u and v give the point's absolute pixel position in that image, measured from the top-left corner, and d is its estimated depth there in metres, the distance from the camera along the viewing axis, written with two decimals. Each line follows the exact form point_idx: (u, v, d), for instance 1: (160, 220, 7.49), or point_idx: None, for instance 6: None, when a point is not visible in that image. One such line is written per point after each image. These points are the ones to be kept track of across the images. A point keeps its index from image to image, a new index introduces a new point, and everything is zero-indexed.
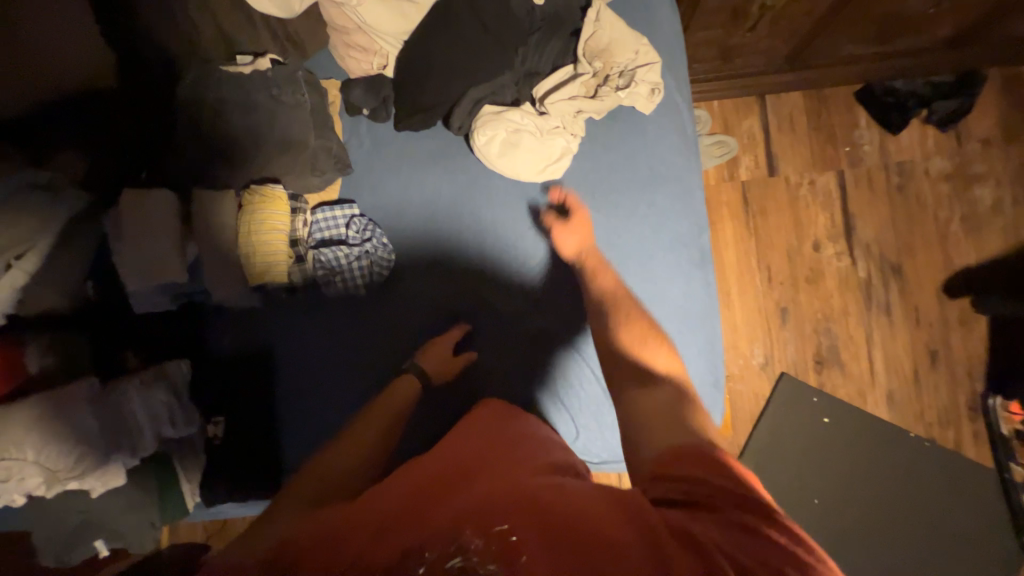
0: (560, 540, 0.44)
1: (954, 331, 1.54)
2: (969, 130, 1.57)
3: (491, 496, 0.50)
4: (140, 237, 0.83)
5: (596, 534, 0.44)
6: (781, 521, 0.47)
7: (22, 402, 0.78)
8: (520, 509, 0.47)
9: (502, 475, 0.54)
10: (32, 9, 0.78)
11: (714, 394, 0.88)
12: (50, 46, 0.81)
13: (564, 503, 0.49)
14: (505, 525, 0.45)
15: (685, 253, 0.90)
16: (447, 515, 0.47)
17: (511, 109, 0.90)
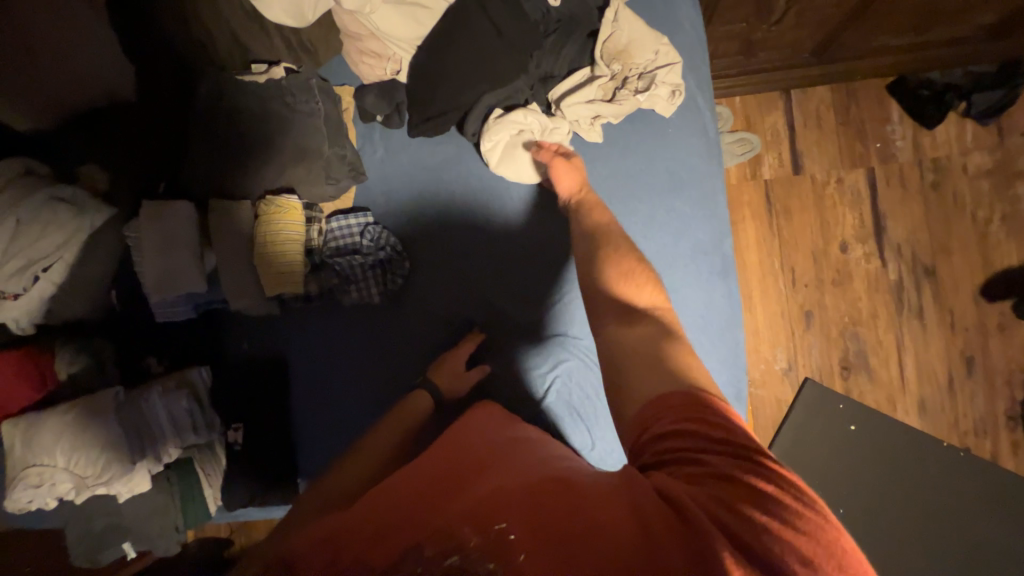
0: (560, 537, 0.43)
1: (992, 336, 1.46)
2: (1012, 123, 1.48)
3: (494, 493, 0.49)
4: (161, 249, 0.84)
5: (595, 529, 0.43)
6: (767, 464, 0.45)
7: (56, 409, 0.83)
8: (519, 504, 0.46)
9: (507, 470, 0.54)
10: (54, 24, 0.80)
11: (737, 407, 0.84)
12: (71, 60, 0.82)
13: (562, 496, 0.48)
14: (503, 523, 0.44)
15: (707, 261, 0.86)
16: (448, 512, 0.47)
17: (516, 109, 0.89)
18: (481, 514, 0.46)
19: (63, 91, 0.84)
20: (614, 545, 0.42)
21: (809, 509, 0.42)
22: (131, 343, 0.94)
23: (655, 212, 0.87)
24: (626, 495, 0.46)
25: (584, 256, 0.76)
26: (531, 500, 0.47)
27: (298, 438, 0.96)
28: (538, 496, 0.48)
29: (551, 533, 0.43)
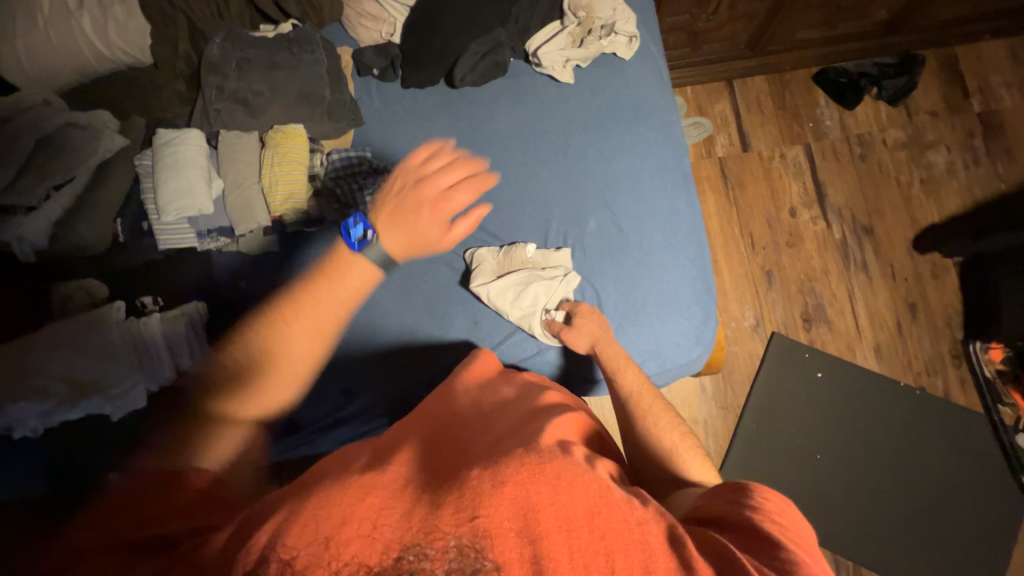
0: (577, 530, 0.43)
1: (928, 285, 1.63)
2: (918, 105, 1.72)
3: (506, 469, 0.48)
4: (172, 172, 0.91)
5: (607, 526, 0.44)
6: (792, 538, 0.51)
7: (60, 321, 0.88)
8: (530, 481, 0.46)
9: (513, 445, 0.54)
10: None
11: (706, 299, 0.95)
12: (107, 28, 0.96)
13: (582, 482, 0.47)
14: (506, 520, 0.42)
15: (670, 174, 0.99)
16: (450, 494, 0.45)
17: (545, 270, 0.93)
18: (494, 502, 0.44)
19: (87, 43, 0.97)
20: (629, 542, 0.43)
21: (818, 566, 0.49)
22: (126, 271, 0.97)
23: (623, 136, 1.00)
24: (654, 512, 0.48)
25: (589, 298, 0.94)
26: (543, 477, 0.47)
27: None
28: (547, 471, 0.47)
29: (572, 523, 0.43)
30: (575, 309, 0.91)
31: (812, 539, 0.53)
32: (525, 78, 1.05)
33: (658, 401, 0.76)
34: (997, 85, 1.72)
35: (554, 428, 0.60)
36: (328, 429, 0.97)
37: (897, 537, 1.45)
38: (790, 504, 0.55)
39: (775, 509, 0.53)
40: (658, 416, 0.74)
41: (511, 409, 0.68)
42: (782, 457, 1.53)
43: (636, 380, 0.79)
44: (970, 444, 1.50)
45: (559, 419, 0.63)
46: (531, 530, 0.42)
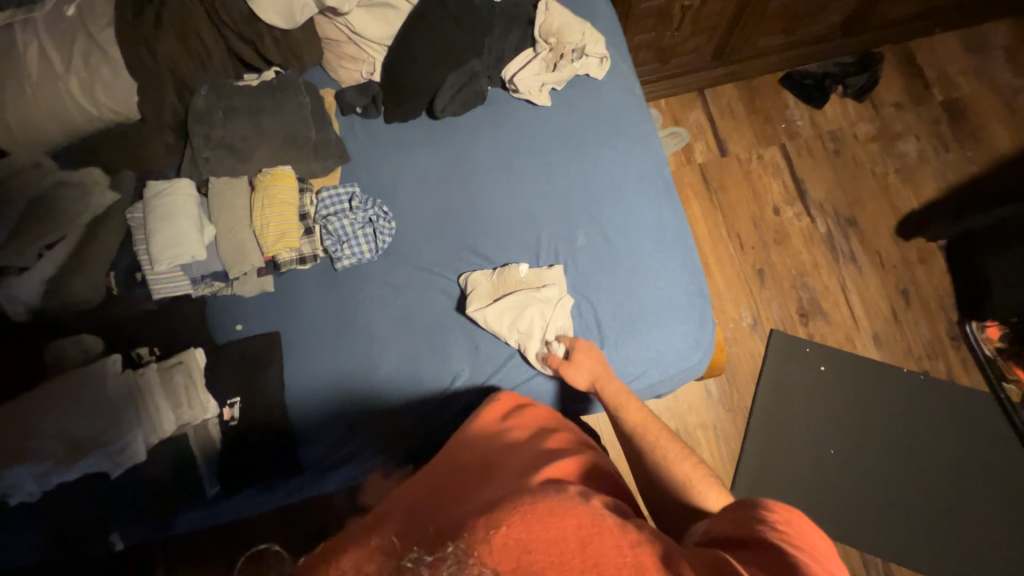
0: (569, 561, 0.45)
1: (917, 270, 1.65)
2: (882, 98, 1.79)
3: (498, 511, 0.51)
4: (163, 222, 0.91)
5: (600, 551, 0.46)
6: (801, 549, 0.51)
7: (55, 379, 0.87)
8: (522, 523, 0.48)
9: (512, 489, 0.57)
10: (92, 62, 1.02)
11: (701, 302, 0.96)
12: (97, 89, 1.02)
13: (576, 513, 0.49)
14: (498, 539, 0.47)
15: (653, 183, 1.01)
16: (453, 530, 0.52)
17: (539, 289, 0.94)
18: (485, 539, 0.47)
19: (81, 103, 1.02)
20: (622, 566, 0.45)
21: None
22: (116, 324, 0.96)
23: (603, 152, 1.03)
24: (650, 536, 0.49)
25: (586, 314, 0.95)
26: (535, 514, 0.49)
27: (291, 405, 0.98)
28: (540, 509, 0.49)
29: (565, 554, 0.45)
30: (574, 346, 0.89)
31: (827, 549, 0.53)
32: (503, 104, 1.09)
33: (665, 434, 0.76)
34: (954, 75, 1.79)
35: (555, 472, 0.62)
36: (334, 467, 0.95)
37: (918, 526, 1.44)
38: (800, 514, 0.56)
39: (782, 521, 0.54)
40: (667, 447, 0.74)
41: (518, 448, 0.71)
42: (793, 455, 1.52)
43: (640, 415, 0.79)
44: (978, 424, 1.51)
45: (561, 461, 0.65)
46: (524, 564, 0.44)
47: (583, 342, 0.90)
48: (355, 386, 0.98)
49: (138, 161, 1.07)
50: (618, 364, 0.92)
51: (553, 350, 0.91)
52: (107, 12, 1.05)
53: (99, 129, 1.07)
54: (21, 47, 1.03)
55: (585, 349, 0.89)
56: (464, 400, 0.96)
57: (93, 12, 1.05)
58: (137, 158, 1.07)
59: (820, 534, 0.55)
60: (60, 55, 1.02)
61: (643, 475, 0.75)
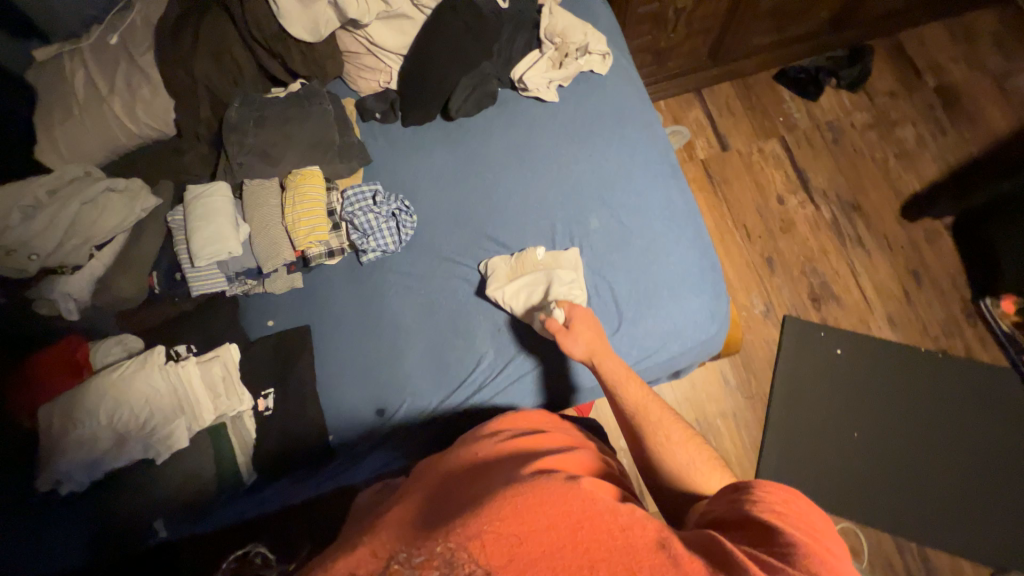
0: (562, 549, 0.46)
1: (925, 250, 1.67)
2: (876, 88, 1.85)
3: (488, 502, 0.51)
4: (202, 220, 0.97)
5: (590, 537, 0.47)
6: (799, 529, 0.52)
7: (100, 372, 0.92)
8: (513, 515, 0.48)
9: (502, 483, 0.57)
10: (137, 85, 1.12)
11: (714, 276, 0.99)
12: (140, 109, 1.12)
13: (566, 498, 0.51)
14: (486, 534, 0.47)
15: (660, 167, 1.06)
16: (441, 527, 0.51)
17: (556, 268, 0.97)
18: (476, 532, 0.47)
19: (127, 122, 1.13)
20: (614, 549, 0.46)
21: (827, 554, 0.50)
22: (157, 325, 1.02)
23: (610, 141, 1.08)
24: (642, 516, 0.51)
25: (604, 292, 0.98)
26: (525, 504, 0.49)
27: (323, 394, 1.02)
28: (529, 498, 0.50)
29: (555, 541, 0.46)
30: (573, 315, 0.89)
31: (825, 525, 0.54)
32: (514, 102, 1.15)
33: (667, 414, 0.76)
34: (945, 63, 1.85)
35: (550, 465, 0.63)
36: (366, 452, 0.98)
37: (947, 507, 1.42)
38: (795, 491, 0.57)
39: (777, 500, 0.56)
40: (668, 429, 0.75)
41: (509, 449, 0.70)
42: (816, 440, 1.51)
43: (640, 395, 0.78)
44: (1002, 400, 1.50)
45: (555, 459, 0.65)
46: (518, 554, 0.45)
47: (578, 310, 0.90)
48: (382, 374, 1.02)
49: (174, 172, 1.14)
50: (637, 337, 0.95)
51: (551, 316, 0.90)
52: (147, 38, 1.14)
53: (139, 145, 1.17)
54: (72, 77, 1.15)
55: (583, 323, 0.87)
56: (490, 380, 0.99)
57: (135, 39, 1.15)
58: (174, 169, 1.14)
59: (818, 510, 0.56)
60: (105, 80, 1.13)
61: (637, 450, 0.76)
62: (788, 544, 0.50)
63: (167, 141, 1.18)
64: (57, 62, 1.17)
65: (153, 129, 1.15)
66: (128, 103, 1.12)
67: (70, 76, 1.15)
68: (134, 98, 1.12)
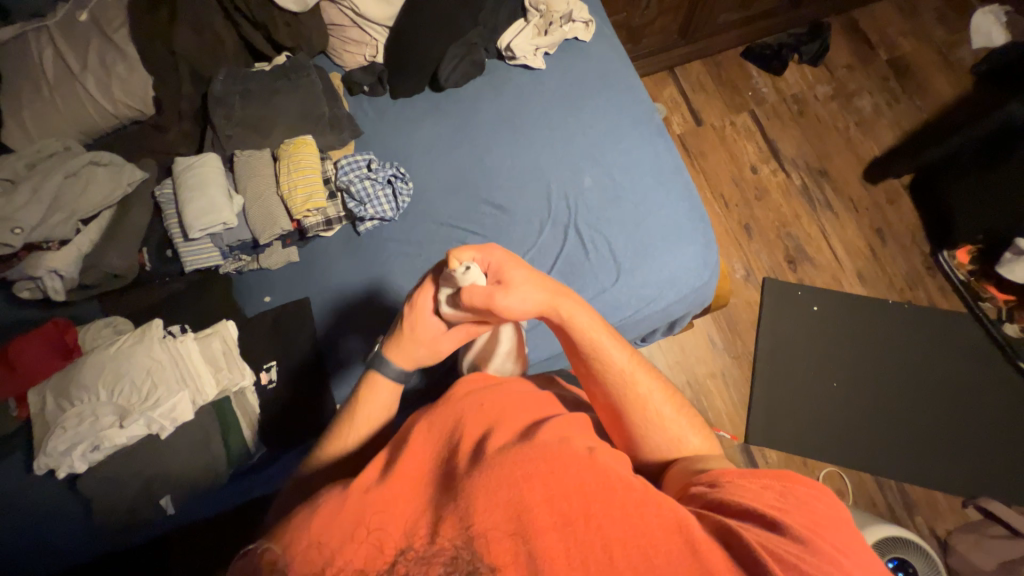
0: (572, 525, 0.45)
1: (887, 210, 1.78)
2: (835, 62, 1.96)
3: (499, 468, 0.49)
4: (193, 192, 0.96)
5: (600, 523, 0.45)
6: (805, 522, 0.48)
7: (92, 353, 0.89)
8: (523, 495, 0.46)
9: (506, 443, 0.52)
10: (111, 62, 1.08)
11: (703, 226, 1.04)
12: (113, 86, 1.08)
13: (577, 470, 0.49)
14: (493, 526, 0.45)
15: (646, 127, 1.10)
16: (450, 499, 0.49)
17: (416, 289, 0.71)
18: (483, 513, 0.46)
19: (100, 101, 1.08)
20: (627, 529, 0.45)
21: (832, 548, 0.47)
22: (148, 305, 1.00)
23: (596, 104, 1.12)
24: (663, 495, 0.48)
25: (601, 247, 1.01)
26: (534, 479, 0.47)
27: (326, 364, 1.00)
28: (541, 471, 0.48)
29: (567, 524, 0.45)
30: (498, 268, 0.65)
31: (827, 512, 0.51)
32: (502, 71, 1.17)
33: (660, 387, 0.65)
34: (895, 37, 1.98)
35: (565, 423, 0.57)
36: None
37: (919, 446, 1.53)
38: (794, 478, 0.54)
39: (778, 492, 0.52)
40: (662, 402, 0.65)
41: (509, 396, 0.63)
42: (799, 393, 1.59)
43: (628, 363, 0.65)
44: (963, 344, 1.62)
45: (565, 417, 0.59)
46: (528, 533, 0.44)
47: (499, 257, 0.66)
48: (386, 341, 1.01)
49: (157, 151, 1.11)
50: (635, 286, 0.99)
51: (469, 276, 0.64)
52: (120, 13, 1.10)
53: (115, 128, 1.13)
54: (38, 55, 1.09)
55: (517, 273, 0.64)
56: None
57: (107, 15, 1.11)
58: (156, 148, 1.11)
59: (818, 493, 0.53)
60: (76, 58, 1.09)
61: (605, 411, 0.67)
62: (800, 540, 0.46)
63: (145, 123, 1.14)
64: (20, 40, 1.12)
65: (126, 109, 1.11)
66: (101, 81, 1.08)
67: (37, 54, 1.10)
68: (107, 76, 1.08)
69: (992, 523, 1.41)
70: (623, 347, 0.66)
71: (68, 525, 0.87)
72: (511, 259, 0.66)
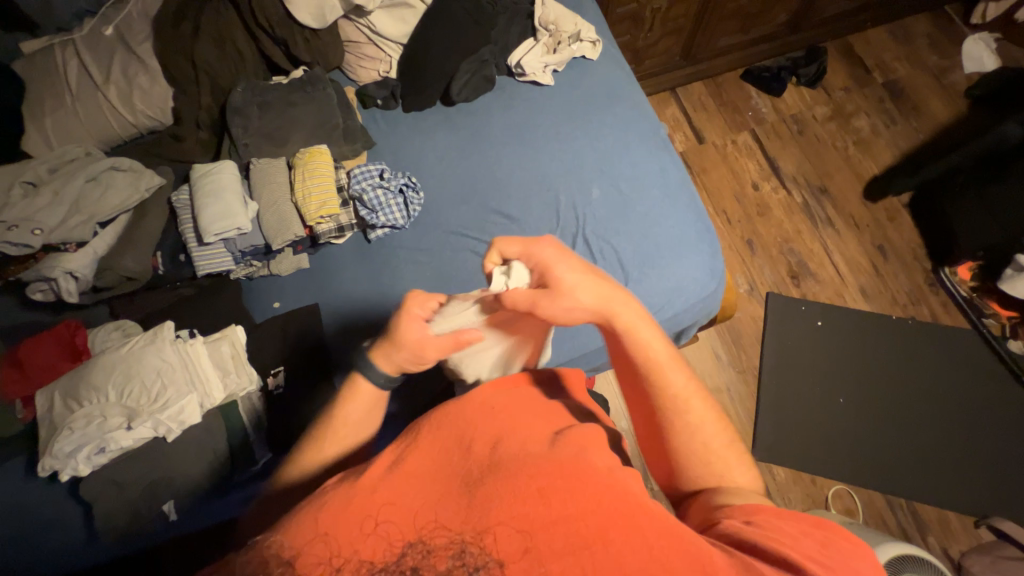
0: (587, 547, 0.44)
1: (887, 227, 1.81)
2: (832, 84, 2.02)
3: (514, 479, 0.48)
4: (209, 197, 0.98)
5: (614, 546, 0.44)
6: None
7: (102, 354, 0.89)
8: (539, 514, 0.45)
9: (528, 455, 0.51)
10: (133, 73, 1.12)
11: (709, 237, 1.05)
12: (134, 97, 1.11)
13: (596, 485, 0.48)
14: (505, 544, 0.44)
15: (652, 141, 1.13)
16: (461, 503, 0.47)
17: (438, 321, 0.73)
18: (496, 522, 0.45)
19: (121, 111, 1.11)
20: (640, 551, 0.44)
21: None
22: (158, 309, 1.00)
23: (604, 119, 1.15)
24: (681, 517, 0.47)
25: (609, 256, 1.03)
26: (550, 495, 0.46)
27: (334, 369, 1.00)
28: (558, 488, 0.47)
29: (582, 545, 0.44)
30: (544, 266, 0.63)
31: (870, 574, 0.46)
32: (511, 86, 1.21)
33: (716, 420, 0.60)
34: (890, 61, 2.05)
35: (585, 433, 0.55)
36: (383, 424, 1.01)
37: (929, 464, 1.51)
38: (837, 529, 0.49)
39: (816, 539, 0.47)
40: (715, 436, 0.59)
41: (534, 411, 0.60)
42: (806, 409, 1.58)
43: (685, 389, 0.59)
44: (968, 360, 1.62)
45: (587, 430, 0.56)
46: (538, 553, 0.44)
47: (547, 253, 0.64)
48: None
49: (174, 159, 1.14)
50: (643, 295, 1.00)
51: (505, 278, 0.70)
52: (144, 27, 1.14)
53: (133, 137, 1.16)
54: (63, 66, 1.13)
55: (567, 272, 0.62)
56: None
57: (132, 29, 1.15)
58: (174, 157, 1.14)
59: (860, 550, 0.47)
60: (100, 69, 1.12)
61: (643, 423, 0.63)
62: None
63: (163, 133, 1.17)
64: (47, 52, 1.16)
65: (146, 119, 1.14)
66: (123, 92, 1.11)
67: (62, 66, 1.13)
68: (128, 87, 1.11)
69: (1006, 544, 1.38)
70: (681, 369, 0.60)
71: (67, 531, 0.86)
72: (563, 253, 0.63)
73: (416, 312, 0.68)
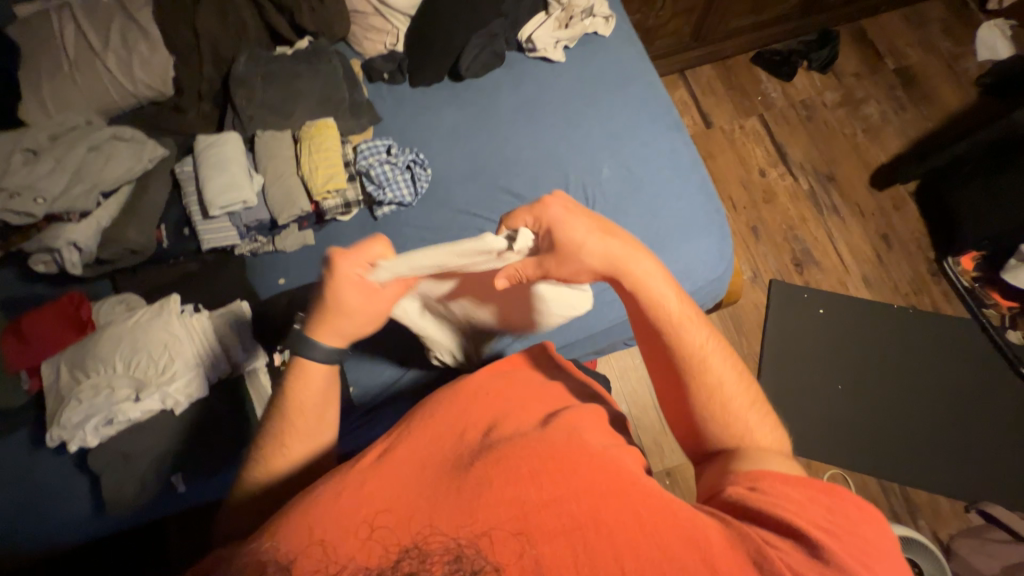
0: (581, 529, 0.44)
1: (892, 215, 1.81)
2: (843, 70, 1.99)
3: (506, 462, 0.48)
4: (213, 170, 0.97)
5: (609, 528, 0.44)
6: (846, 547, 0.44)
7: (107, 326, 0.89)
8: (533, 496, 0.45)
9: (524, 443, 0.51)
10: (132, 40, 1.08)
11: (719, 219, 1.05)
12: (133, 65, 1.08)
13: (587, 467, 0.48)
14: (502, 528, 0.43)
15: (663, 121, 1.11)
16: (456, 490, 0.47)
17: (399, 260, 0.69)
18: (490, 508, 0.44)
19: (120, 80, 1.08)
20: (635, 537, 0.43)
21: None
22: (160, 283, 0.99)
23: (614, 97, 1.13)
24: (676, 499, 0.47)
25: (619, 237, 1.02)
26: (544, 478, 0.47)
27: None
28: (551, 469, 0.47)
29: (577, 528, 0.43)
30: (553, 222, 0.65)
31: (876, 539, 0.46)
32: (521, 62, 1.18)
33: (738, 377, 0.60)
34: (903, 47, 2.02)
35: (576, 419, 0.56)
36: (388, 401, 1.01)
37: (922, 449, 1.53)
38: (846, 497, 0.48)
39: (824, 509, 0.47)
40: (738, 393, 0.59)
41: (535, 399, 0.61)
42: (804, 395, 1.60)
43: (704, 343, 0.60)
44: (966, 349, 1.63)
45: (579, 410, 0.58)
46: (534, 537, 0.43)
47: (558, 212, 0.65)
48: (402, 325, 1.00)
49: (176, 131, 1.11)
50: None
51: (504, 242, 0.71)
52: None
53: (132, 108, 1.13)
54: (59, 32, 1.09)
55: (581, 225, 0.64)
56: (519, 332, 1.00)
57: None
58: (175, 129, 1.11)
59: (868, 516, 0.47)
60: (97, 35, 1.09)
61: (665, 388, 0.62)
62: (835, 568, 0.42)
63: (163, 104, 1.14)
64: (41, 16, 1.12)
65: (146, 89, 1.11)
66: (122, 60, 1.08)
67: (58, 31, 1.10)
68: (127, 54, 1.08)
69: (994, 528, 1.41)
70: (698, 326, 0.61)
71: (74, 501, 0.86)
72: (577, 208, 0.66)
73: (351, 272, 0.65)
